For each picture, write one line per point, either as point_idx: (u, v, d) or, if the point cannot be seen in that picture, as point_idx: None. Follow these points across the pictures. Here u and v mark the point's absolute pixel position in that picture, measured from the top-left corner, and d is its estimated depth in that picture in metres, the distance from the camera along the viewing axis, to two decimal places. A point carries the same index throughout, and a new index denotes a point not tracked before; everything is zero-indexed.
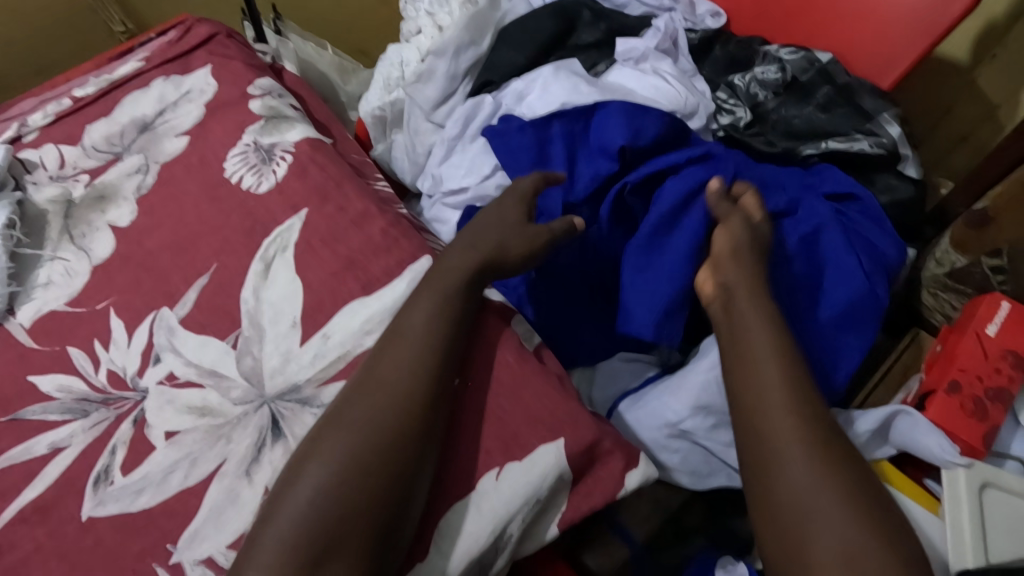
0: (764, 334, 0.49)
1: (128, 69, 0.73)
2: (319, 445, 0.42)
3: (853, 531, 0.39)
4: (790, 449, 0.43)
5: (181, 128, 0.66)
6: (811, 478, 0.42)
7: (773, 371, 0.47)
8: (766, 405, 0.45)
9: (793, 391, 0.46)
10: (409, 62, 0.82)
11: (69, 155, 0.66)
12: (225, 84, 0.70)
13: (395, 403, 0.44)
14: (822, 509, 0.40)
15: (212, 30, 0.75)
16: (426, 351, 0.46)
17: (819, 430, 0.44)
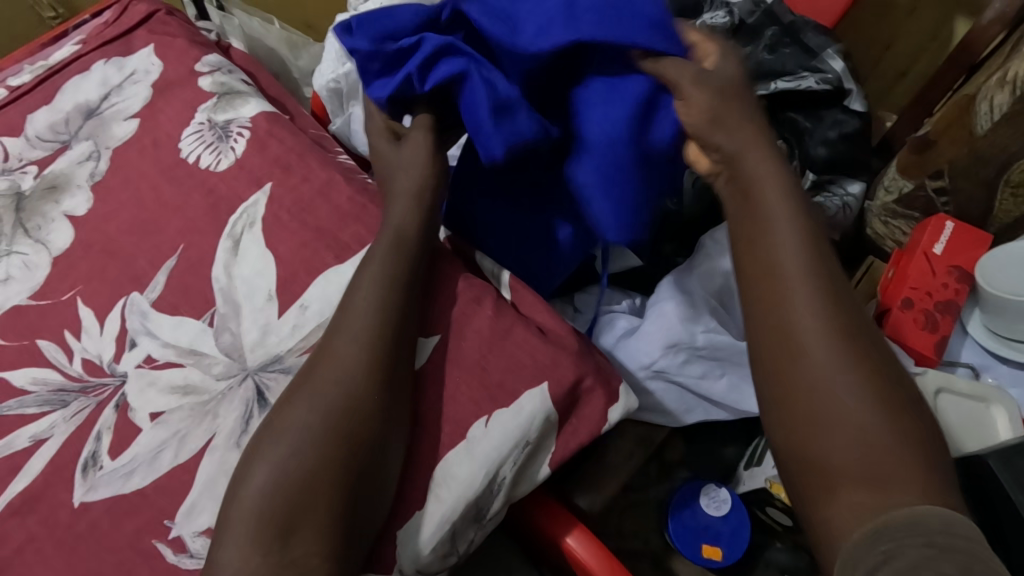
0: (778, 206, 0.42)
1: (66, 54, 0.70)
2: (273, 428, 0.41)
3: (870, 414, 0.36)
4: (808, 331, 0.38)
5: (129, 111, 0.64)
6: (832, 365, 0.37)
7: (791, 247, 0.41)
8: (789, 287, 0.40)
9: (818, 267, 0.40)
10: (359, 30, 0.79)
11: (13, 147, 0.63)
12: (171, 62, 0.68)
13: (341, 376, 0.43)
14: (839, 392, 0.37)
15: (151, 7, 0.72)
16: (370, 326, 0.45)
17: (839, 308, 0.39)
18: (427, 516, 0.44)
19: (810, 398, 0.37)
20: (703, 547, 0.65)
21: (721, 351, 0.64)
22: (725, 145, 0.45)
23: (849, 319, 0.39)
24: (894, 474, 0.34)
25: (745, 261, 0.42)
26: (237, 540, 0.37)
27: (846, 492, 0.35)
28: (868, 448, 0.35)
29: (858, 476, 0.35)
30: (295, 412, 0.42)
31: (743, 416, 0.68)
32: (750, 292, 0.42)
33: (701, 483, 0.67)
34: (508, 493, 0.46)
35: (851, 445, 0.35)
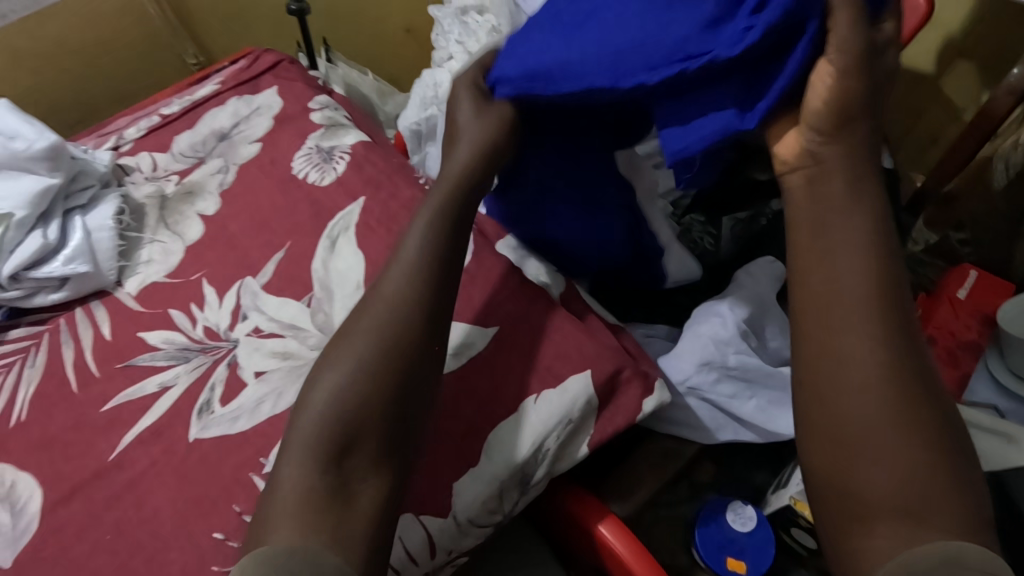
0: (859, 235, 0.40)
1: (208, 91, 0.86)
2: (330, 361, 0.46)
3: (917, 452, 0.35)
4: (856, 367, 0.38)
5: (254, 136, 0.78)
6: (880, 399, 0.37)
7: (866, 283, 0.39)
8: (845, 311, 0.39)
9: (886, 292, 0.39)
10: (441, 83, 0.94)
11: (161, 160, 0.78)
12: (290, 100, 0.82)
13: (391, 318, 0.47)
14: (888, 425, 0.36)
15: (277, 57, 0.89)
16: (413, 279, 0.49)
17: (897, 343, 0.38)
18: (478, 475, 0.51)
19: (855, 429, 0.37)
20: (728, 559, 0.68)
21: (751, 372, 0.69)
22: (830, 162, 0.42)
23: (912, 352, 0.38)
24: (934, 514, 0.34)
25: (810, 288, 0.41)
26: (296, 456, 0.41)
27: (882, 526, 0.35)
28: (898, 479, 0.35)
29: (894, 505, 0.35)
30: (352, 346, 0.46)
31: (772, 438, 0.71)
32: (803, 317, 0.41)
33: (727, 500, 0.71)
34: (551, 463, 0.53)
35: (878, 474, 0.36)
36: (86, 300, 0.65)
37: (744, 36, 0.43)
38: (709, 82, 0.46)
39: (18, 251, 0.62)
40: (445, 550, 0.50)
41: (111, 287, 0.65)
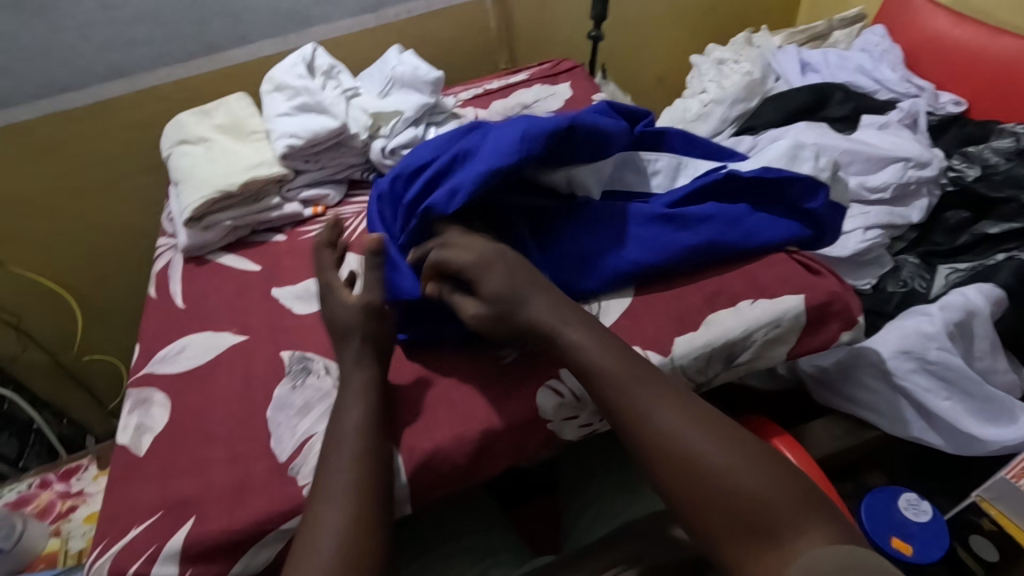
0: (603, 348, 0.53)
1: (521, 78, 1.15)
2: (314, 525, 0.48)
3: (749, 482, 0.45)
4: (658, 443, 0.48)
5: (550, 110, 1.06)
6: (694, 456, 0.47)
7: (644, 385, 0.51)
8: (628, 411, 0.50)
9: (634, 379, 0.51)
10: (692, 108, 1.20)
11: (482, 114, 1.06)
12: (579, 93, 1.09)
13: (346, 476, 0.51)
14: (715, 473, 0.46)
15: (573, 65, 1.17)
16: (357, 426, 0.54)
17: (679, 407, 0.50)
18: (700, 337, 0.64)
19: (685, 494, 0.46)
20: (892, 538, 0.69)
21: (953, 372, 0.72)
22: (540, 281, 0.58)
23: (689, 413, 0.50)
24: (772, 525, 0.44)
25: (612, 406, 0.51)
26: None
27: (747, 557, 0.43)
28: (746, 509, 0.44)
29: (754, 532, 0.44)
30: (328, 513, 0.48)
31: (965, 451, 0.73)
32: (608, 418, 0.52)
33: (900, 491, 0.72)
34: (754, 352, 0.65)
35: (729, 517, 0.45)
36: None
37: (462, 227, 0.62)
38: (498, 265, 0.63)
39: (399, 136, 0.90)
40: None
41: None
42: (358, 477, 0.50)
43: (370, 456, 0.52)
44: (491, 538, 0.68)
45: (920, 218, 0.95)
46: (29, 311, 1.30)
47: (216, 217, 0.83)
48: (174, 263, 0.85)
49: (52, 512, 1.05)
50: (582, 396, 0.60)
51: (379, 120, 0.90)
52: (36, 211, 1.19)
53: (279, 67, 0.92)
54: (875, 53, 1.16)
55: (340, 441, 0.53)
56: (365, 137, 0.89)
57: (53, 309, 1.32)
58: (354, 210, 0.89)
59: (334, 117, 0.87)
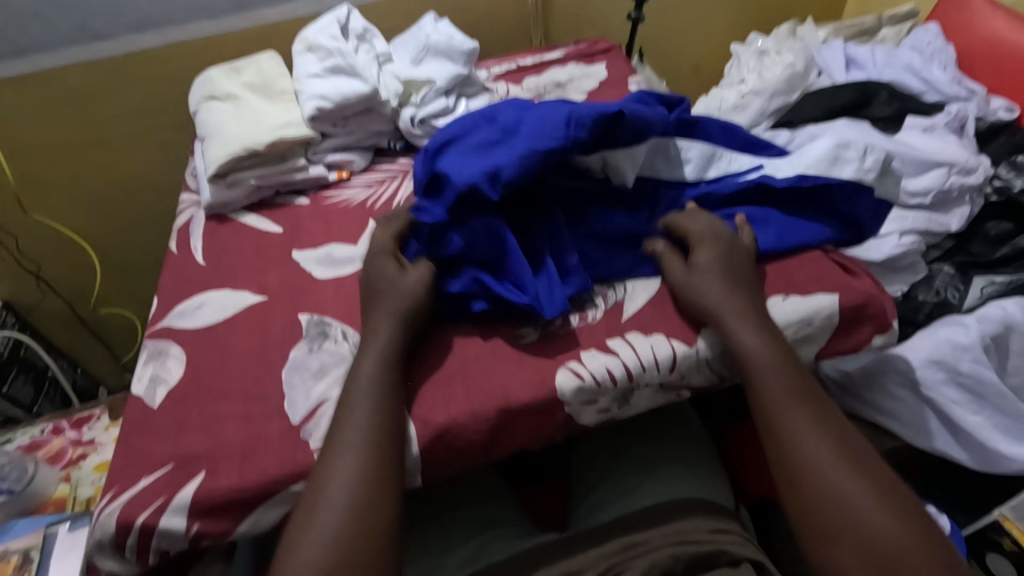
0: (766, 354, 0.55)
1: (556, 55, 1.12)
2: (326, 473, 0.49)
3: (879, 514, 0.47)
4: (805, 457, 0.50)
5: (584, 89, 1.03)
6: (836, 480, 0.49)
7: (796, 401, 0.53)
8: (781, 416, 0.53)
9: (796, 393, 0.53)
10: (729, 99, 1.16)
11: (514, 89, 1.04)
12: (615, 75, 1.06)
13: (357, 425, 0.51)
14: (842, 496, 0.48)
15: (611, 45, 1.13)
16: (381, 376, 0.54)
17: (826, 427, 0.52)
18: None
19: (801, 499, 0.49)
20: None
21: (984, 385, 0.70)
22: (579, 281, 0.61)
23: (839, 438, 0.51)
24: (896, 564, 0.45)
25: (762, 411, 0.54)
26: (312, 531, 0.46)
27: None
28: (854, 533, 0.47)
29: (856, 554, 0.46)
30: (341, 466, 0.49)
31: (989, 468, 0.70)
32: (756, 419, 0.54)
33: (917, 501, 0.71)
34: None
35: (856, 546, 0.46)
36: None
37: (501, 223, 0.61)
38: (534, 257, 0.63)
39: (429, 106, 0.88)
40: (680, 373, 0.61)
41: None
42: (379, 427, 0.51)
43: (387, 412, 0.53)
44: (494, 510, 0.68)
45: (958, 227, 0.92)
46: (49, 260, 1.31)
47: (240, 174, 0.82)
48: (196, 220, 0.85)
49: (63, 458, 1.07)
50: (602, 381, 0.59)
51: (410, 88, 0.89)
52: (62, 159, 1.19)
53: (313, 27, 0.90)
54: (926, 52, 1.12)
55: (370, 386, 0.53)
56: (395, 105, 0.88)
57: (72, 259, 1.33)
58: (379, 177, 0.88)
59: (365, 81, 0.85)
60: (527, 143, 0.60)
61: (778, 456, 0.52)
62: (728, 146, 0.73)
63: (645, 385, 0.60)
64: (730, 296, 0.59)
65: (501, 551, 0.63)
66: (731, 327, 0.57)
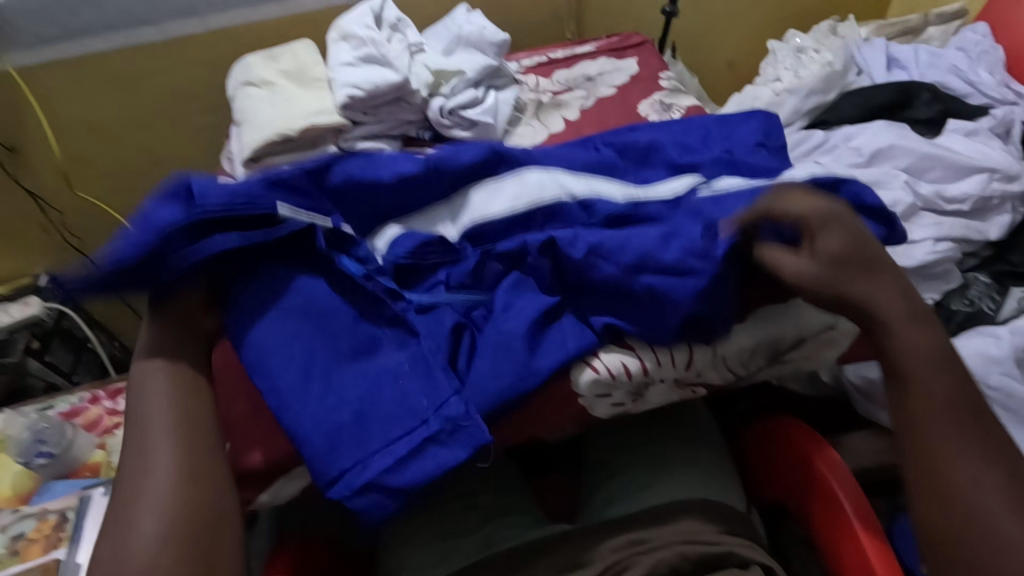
0: (931, 365, 0.51)
1: (587, 48, 1.12)
2: (133, 487, 0.51)
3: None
4: (958, 476, 0.48)
5: (614, 83, 1.02)
6: (987, 504, 0.47)
7: (956, 416, 0.50)
8: (931, 430, 0.50)
9: (961, 409, 0.50)
10: (763, 97, 1.14)
11: (543, 82, 1.04)
12: (646, 70, 1.05)
13: (166, 434, 0.54)
14: (1000, 537, 0.46)
15: (643, 39, 1.12)
16: (176, 392, 0.57)
17: (983, 448, 0.49)
18: (746, 330, 0.61)
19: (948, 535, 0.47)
20: None
21: (1013, 399, 0.68)
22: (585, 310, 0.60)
23: (1000, 463, 0.49)
24: None
25: (915, 421, 0.50)
26: (128, 542, 0.48)
27: None
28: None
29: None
30: (151, 478, 0.51)
31: None
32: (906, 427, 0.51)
33: None
34: (802, 350, 0.63)
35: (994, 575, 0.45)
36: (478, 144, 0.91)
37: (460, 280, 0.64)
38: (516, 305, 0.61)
39: (458, 96, 0.89)
40: (696, 370, 0.61)
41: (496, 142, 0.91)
42: (180, 436, 0.54)
43: (184, 412, 0.56)
44: (505, 498, 0.69)
45: (998, 236, 0.88)
46: (92, 235, 1.37)
47: (273, 159, 0.85)
48: None
49: (100, 426, 1.12)
50: (617, 375, 0.59)
51: (440, 78, 0.90)
52: (106, 140, 1.24)
53: (348, 16, 0.92)
54: (973, 53, 1.08)
55: (166, 387, 0.57)
56: (425, 94, 0.89)
57: (114, 236, 1.38)
58: None
59: (397, 71, 0.86)
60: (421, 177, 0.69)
61: (923, 469, 0.49)
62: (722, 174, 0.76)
63: (660, 380, 0.60)
64: (891, 298, 0.54)
65: (511, 538, 0.64)
66: (897, 334, 0.53)
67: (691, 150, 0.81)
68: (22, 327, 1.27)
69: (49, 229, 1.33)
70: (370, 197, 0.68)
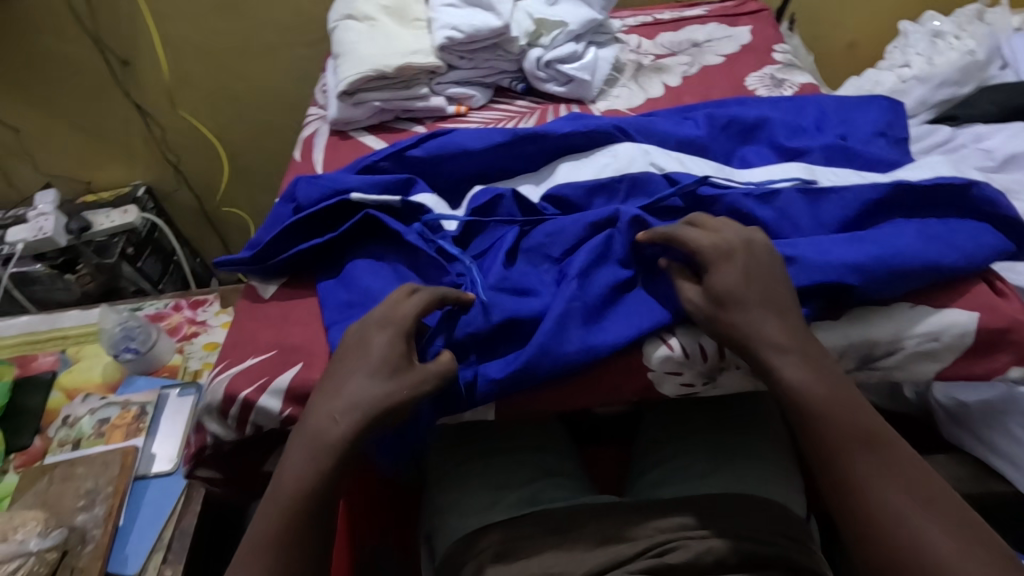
0: (824, 383, 0.50)
1: (697, 12, 1.05)
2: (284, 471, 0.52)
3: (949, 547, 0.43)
4: (871, 486, 0.47)
5: (722, 52, 0.96)
6: (893, 511, 0.45)
7: (856, 430, 0.48)
8: (832, 448, 0.48)
9: (858, 425, 0.49)
10: (885, 83, 1.05)
11: (645, 43, 0.99)
12: (759, 41, 0.97)
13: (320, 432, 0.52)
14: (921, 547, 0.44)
15: (760, 7, 1.04)
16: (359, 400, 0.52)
17: (881, 457, 0.48)
18: (840, 329, 0.57)
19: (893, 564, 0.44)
20: None
21: None
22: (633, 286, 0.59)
23: (902, 473, 0.47)
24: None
25: (814, 442, 0.49)
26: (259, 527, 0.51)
27: None
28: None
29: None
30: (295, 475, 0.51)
31: None
32: (811, 453, 0.50)
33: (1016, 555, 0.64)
34: (898, 359, 0.58)
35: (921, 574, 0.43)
36: (571, 101, 0.88)
37: (538, 245, 0.63)
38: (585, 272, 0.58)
39: (558, 48, 0.86)
40: None
41: (590, 101, 0.88)
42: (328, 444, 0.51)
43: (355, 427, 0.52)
44: (554, 459, 0.69)
45: None
46: (187, 153, 1.44)
47: (366, 95, 0.85)
48: (320, 132, 0.89)
49: (180, 332, 1.20)
50: (691, 355, 0.57)
51: (541, 28, 0.86)
52: (208, 62, 1.28)
53: None
54: None
55: (353, 393, 0.52)
56: (523, 43, 0.86)
57: (205, 157, 1.45)
58: (496, 117, 0.87)
59: (498, 16, 0.84)
60: (520, 146, 0.71)
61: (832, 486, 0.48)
62: (834, 163, 0.70)
63: (736, 367, 0.58)
64: (786, 325, 0.52)
65: (557, 497, 0.64)
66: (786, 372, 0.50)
67: (801, 131, 0.74)
68: (120, 233, 1.37)
69: (150, 143, 1.41)
70: (469, 159, 0.71)
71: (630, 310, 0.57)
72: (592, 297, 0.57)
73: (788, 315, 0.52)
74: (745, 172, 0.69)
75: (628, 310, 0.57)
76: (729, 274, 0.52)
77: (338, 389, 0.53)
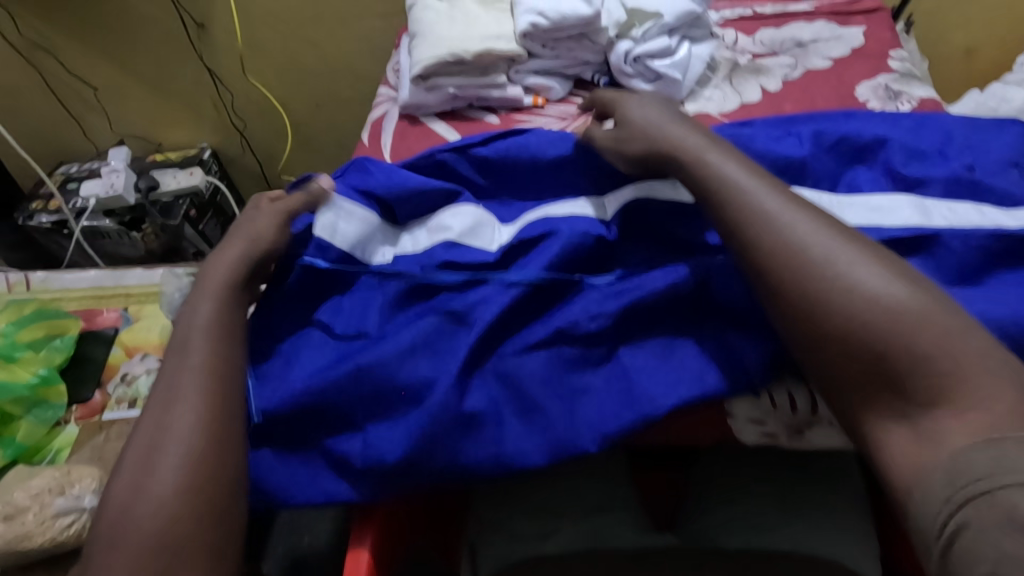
0: (727, 162, 0.53)
1: (802, 8, 0.95)
2: (160, 425, 0.47)
3: (902, 299, 0.42)
4: (809, 252, 0.46)
5: (829, 55, 0.86)
6: (847, 279, 0.44)
7: (775, 198, 0.49)
8: (764, 225, 0.48)
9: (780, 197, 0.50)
10: (1013, 99, 0.93)
11: (742, 40, 0.91)
12: (873, 44, 0.88)
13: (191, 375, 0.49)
14: (876, 302, 0.43)
15: (877, 6, 0.93)
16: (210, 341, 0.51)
17: (830, 233, 0.47)
18: None
19: (849, 340, 0.42)
20: None
21: None
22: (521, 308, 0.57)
23: (851, 244, 0.46)
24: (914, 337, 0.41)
25: (727, 210, 0.50)
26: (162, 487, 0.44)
27: (873, 400, 0.42)
28: (951, 382, 0.39)
29: (979, 409, 0.38)
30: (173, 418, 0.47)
31: None
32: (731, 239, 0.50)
33: None
34: None
35: (870, 359, 0.42)
36: None
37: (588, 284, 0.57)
38: (655, 318, 0.55)
39: (649, 42, 0.79)
40: None
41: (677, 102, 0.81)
42: (202, 384, 0.49)
43: (214, 364, 0.50)
44: (605, 490, 0.63)
45: None
46: (253, 120, 1.44)
47: (440, 80, 0.81)
48: (390, 115, 0.86)
49: None
50: (780, 406, 0.51)
51: (633, 19, 0.80)
52: (278, 28, 1.27)
53: None
54: None
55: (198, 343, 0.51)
56: (613, 35, 0.80)
57: (271, 125, 1.45)
58: (575, 112, 0.82)
59: (588, 3, 0.78)
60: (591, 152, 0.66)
61: (780, 263, 0.46)
62: (958, 195, 0.61)
63: (828, 423, 0.52)
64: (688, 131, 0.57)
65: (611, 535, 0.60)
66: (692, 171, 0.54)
67: (922, 157, 0.66)
68: (184, 195, 1.40)
69: (218, 107, 1.41)
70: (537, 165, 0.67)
71: (696, 365, 0.51)
72: (647, 355, 0.53)
73: (684, 119, 0.59)
74: (854, 199, 0.62)
75: (692, 360, 0.52)
76: (639, 98, 0.64)
77: (185, 341, 0.51)
